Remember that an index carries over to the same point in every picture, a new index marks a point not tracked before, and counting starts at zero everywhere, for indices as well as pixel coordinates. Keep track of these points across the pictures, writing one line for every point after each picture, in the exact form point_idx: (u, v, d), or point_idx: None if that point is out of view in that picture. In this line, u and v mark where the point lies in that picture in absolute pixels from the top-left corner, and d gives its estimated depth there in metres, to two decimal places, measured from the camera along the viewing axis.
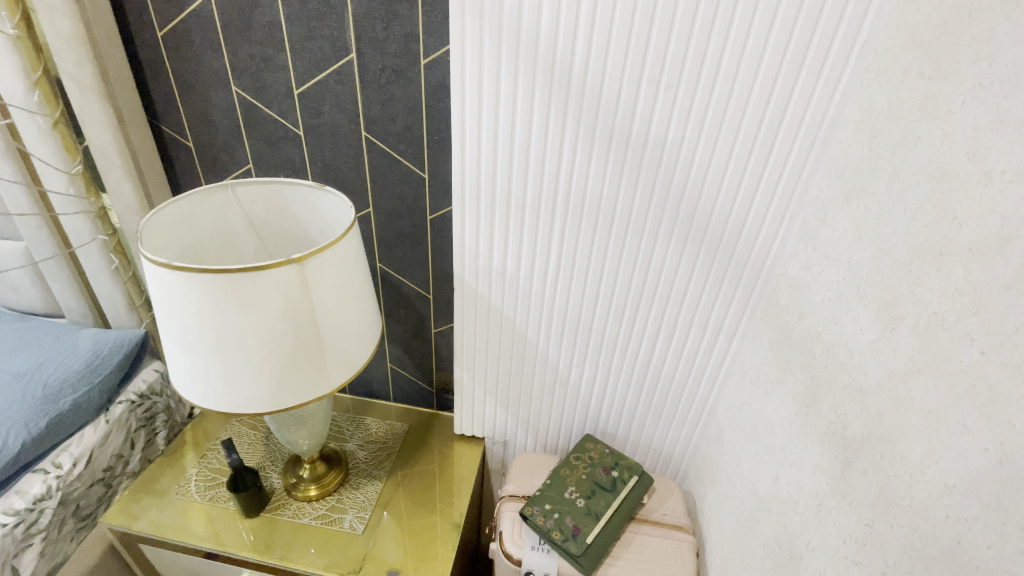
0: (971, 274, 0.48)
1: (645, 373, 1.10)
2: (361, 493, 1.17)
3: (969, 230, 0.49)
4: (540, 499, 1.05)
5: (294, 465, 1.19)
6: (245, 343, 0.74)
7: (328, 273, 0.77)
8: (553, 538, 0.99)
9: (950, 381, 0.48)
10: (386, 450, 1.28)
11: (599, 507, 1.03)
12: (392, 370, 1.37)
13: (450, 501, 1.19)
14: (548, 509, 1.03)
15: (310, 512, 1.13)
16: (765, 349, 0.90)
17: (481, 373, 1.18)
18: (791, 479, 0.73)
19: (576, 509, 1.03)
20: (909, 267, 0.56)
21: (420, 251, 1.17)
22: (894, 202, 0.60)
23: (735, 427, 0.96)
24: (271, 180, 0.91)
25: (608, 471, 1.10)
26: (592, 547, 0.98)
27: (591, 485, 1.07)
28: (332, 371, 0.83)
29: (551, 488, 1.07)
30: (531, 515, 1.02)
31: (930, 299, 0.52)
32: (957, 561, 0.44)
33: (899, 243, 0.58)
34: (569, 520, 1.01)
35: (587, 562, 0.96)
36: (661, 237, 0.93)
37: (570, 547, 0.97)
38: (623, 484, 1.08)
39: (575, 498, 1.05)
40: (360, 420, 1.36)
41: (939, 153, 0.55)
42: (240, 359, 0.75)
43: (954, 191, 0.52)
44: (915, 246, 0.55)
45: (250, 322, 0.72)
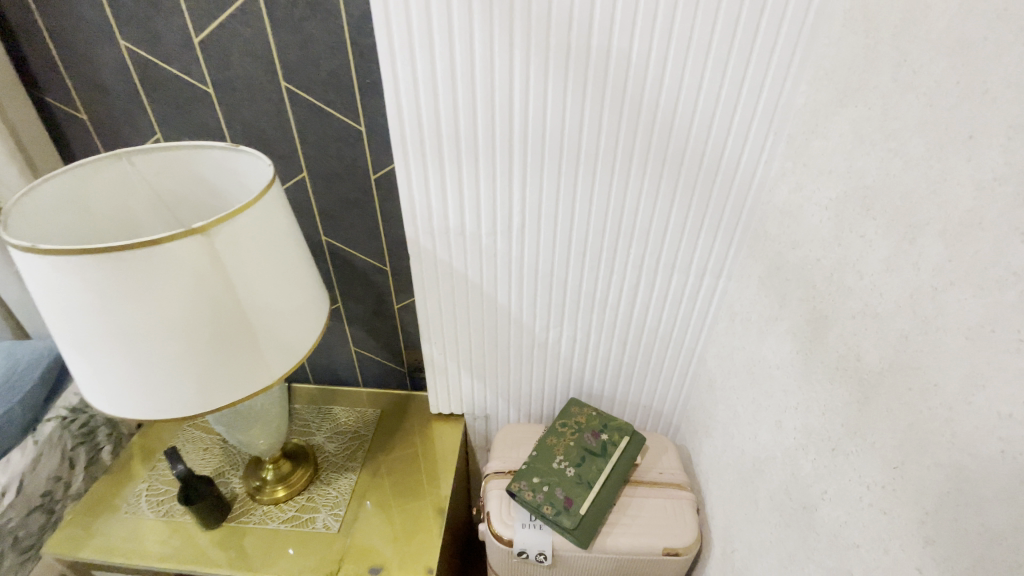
0: (1014, 156, 0.39)
1: (628, 328, 1.02)
2: (333, 488, 1.06)
3: (1006, 103, 0.40)
4: (527, 473, 0.97)
5: (256, 468, 1.07)
6: (154, 338, 0.62)
7: (246, 244, 0.64)
8: (544, 514, 0.92)
9: (994, 290, 0.40)
10: (359, 439, 1.17)
11: (590, 475, 0.96)
12: (356, 352, 1.25)
13: (434, 486, 1.09)
14: (537, 482, 0.96)
15: (278, 516, 1.02)
16: (755, 287, 0.81)
17: (451, 346, 1.08)
18: (797, 425, 0.66)
19: (567, 479, 0.96)
20: (930, 164, 0.47)
21: (368, 217, 1.04)
22: (903, 92, 0.51)
23: (728, 373, 0.89)
24: (173, 146, 0.77)
25: (597, 435, 1.03)
26: (586, 518, 0.91)
27: (580, 452, 1.00)
28: (271, 359, 0.71)
29: (538, 459, 1.00)
30: (518, 491, 0.95)
31: (960, 196, 0.44)
32: (1020, 504, 0.37)
33: (913, 137, 0.49)
34: (560, 492, 0.94)
35: (582, 535, 0.89)
36: (634, 171, 0.82)
37: (563, 521, 0.90)
38: (614, 447, 1.01)
39: (565, 468, 0.98)
40: (327, 411, 1.24)
41: (959, 20, 0.45)
42: (151, 356, 0.63)
43: (983, 62, 0.42)
44: (937, 136, 0.46)
45: (156, 312, 0.60)
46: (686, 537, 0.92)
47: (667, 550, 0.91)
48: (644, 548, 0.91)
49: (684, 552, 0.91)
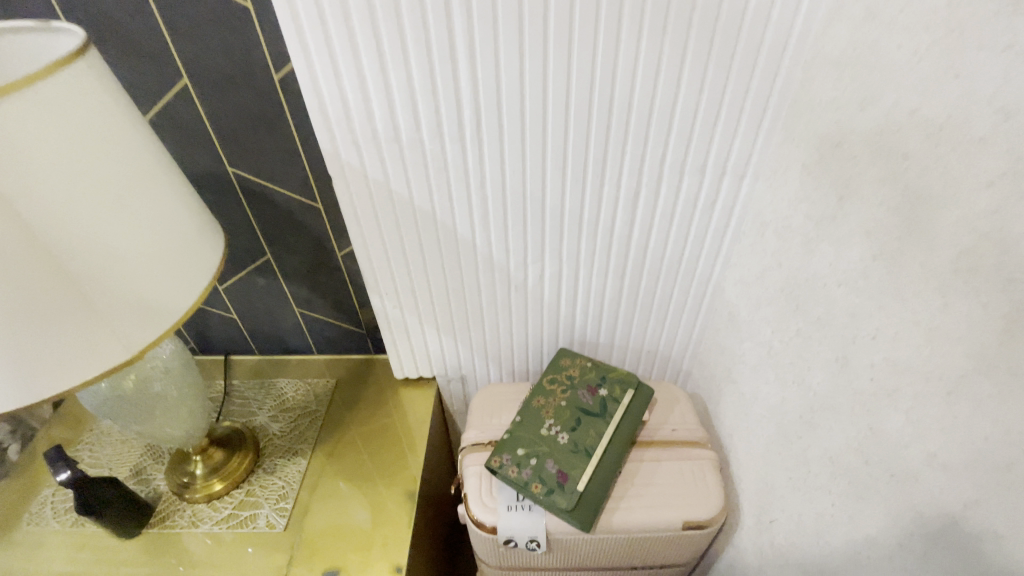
0: None
1: (627, 256, 0.80)
2: (278, 477, 0.87)
3: None
4: (509, 444, 0.79)
5: (183, 459, 0.87)
6: None
7: (30, 146, 0.42)
8: (534, 493, 0.74)
9: None
10: (310, 415, 0.98)
11: (589, 441, 0.78)
12: (301, 313, 1.04)
13: (403, 464, 0.90)
14: (523, 455, 0.77)
15: (210, 517, 0.83)
16: (799, 181, 0.60)
17: (408, 298, 0.86)
18: (874, 362, 0.47)
19: (559, 448, 0.78)
20: None
21: (283, 137, 0.80)
22: None
23: (759, 301, 0.69)
24: None
25: (594, 391, 0.84)
26: (586, 494, 0.73)
27: (574, 413, 0.82)
28: (117, 318, 0.52)
29: (523, 426, 0.81)
30: (499, 467, 0.77)
31: None
32: None
33: None
34: (552, 465, 0.76)
35: (583, 516, 0.72)
36: (626, 30, 0.58)
37: (557, 501, 0.72)
38: (616, 404, 0.82)
39: (556, 435, 0.79)
40: (272, 385, 1.04)
41: None
42: None
43: None
44: None
45: None
46: (710, 506, 0.75)
47: (687, 524, 0.74)
48: (659, 525, 0.74)
49: (708, 525, 0.74)
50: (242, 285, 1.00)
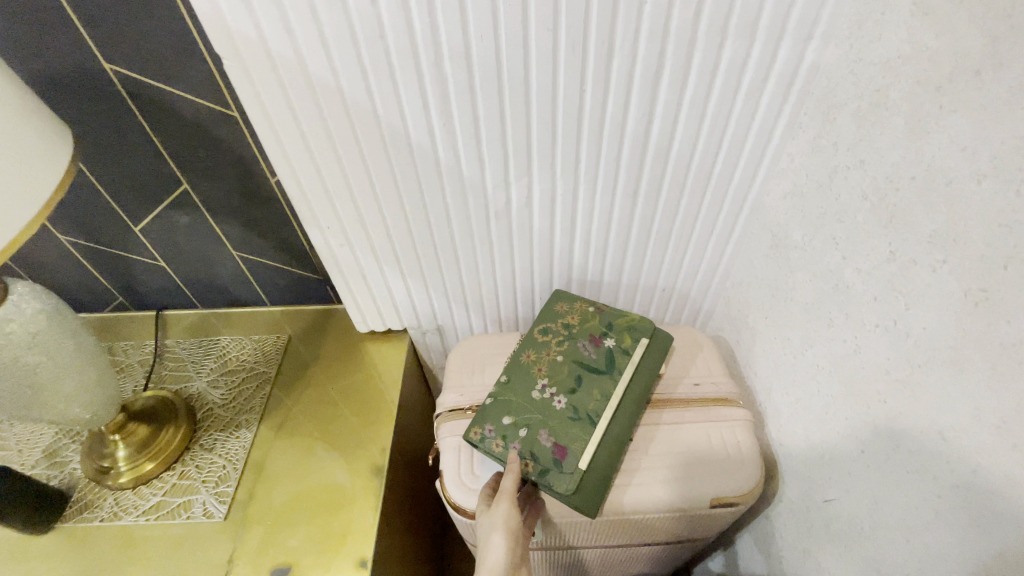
0: None
1: (642, 167, 0.61)
2: (218, 455, 0.73)
3: None
4: (492, 412, 0.63)
5: (99, 440, 0.72)
6: None
7: None
8: (524, 474, 0.58)
9: None
10: (257, 380, 0.83)
11: (592, 405, 0.62)
12: (241, 258, 0.86)
13: (368, 436, 0.76)
14: (509, 425, 0.62)
15: (135, 507, 0.68)
16: (913, 29, 0.40)
17: (360, 235, 0.67)
18: None
19: (556, 416, 0.62)
20: None
21: (170, 15, 0.58)
22: None
23: (826, 218, 0.51)
24: None
25: (598, 343, 0.67)
26: (592, 473, 0.58)
27: (574, 370, 0.65)
28: None
29: (508, 389, 0.65)
30: (480, 442, 0.61)
31: None
32: None
33: None
34: (547, 437, 0.60)
35: (588, 501, 0.57)
36: None
37: (554, 484, 0.57)
38: (625, 358, 0.65)
39: (551, 399, 0.63)
40: (212, 344, 0.88)
41: None
42: None
43: None
44: None
45: None
46: (742, 479, 0.60)
47: (714, 501, 0.59)
48: (680, 504, 0.59)
49: (739, 501, 0.60)
50: (161, 225, 0.81)
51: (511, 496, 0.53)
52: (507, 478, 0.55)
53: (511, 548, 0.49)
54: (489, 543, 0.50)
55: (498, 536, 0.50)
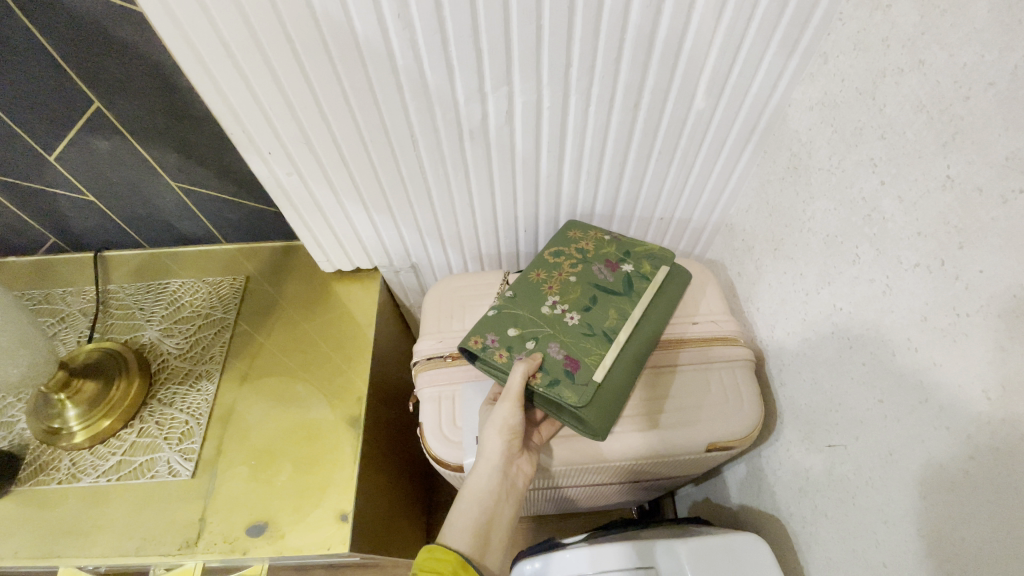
0: None
1: (644, 72, 0.51)
2: (179, 410, 0.67)
3: None
4: (497, 324, 0.57)
5: (45, 399, 0.66)
6: None
7: None
8: (532, 384, 0.52)
9: None
10: (216, 327, 0.75)
11: (609, 323, 0.57)
12: (182, 190, 0.75)
13: (342, 382, 0.71)
14: (516, 337, 0.56)
15: (94, 468, 0.64)
16: None
17: (312, 164, 0.57)
18: None
19: (568, 331, 0.56)
20: None
21: None
22: None
23: (863, 135, 0.43)
24: None
25: (615, 268, 0.62)
26: (604, 389, 0.52)
27: (588, 291, 0.60)
28: None
29: (517, 303, 0.59)
30: (483, 349, 0.55)
31: None
32: None
33: None
34: (558, 350, 0.55)
35: (600, 417, 0.51)
36: None
37: (564, 393, 0.51)
38: (644, 282, 0.60)
39: (565, 314, 0.58)
40: (162, 288, 0.79)
41: None
42: None
43: None
44: None
45: None
46: (741, 423, 0.57)
47: (711, 446, 0.57)
48: (676, 449, 0.57)
49: (737, 445, 0.57)
50: (78, 152, 0.68)
51: (517, 397, 0.51)
52: (514, 377, 0.52)
53: (507, 442, 0.52)
54: (487, 433, 0.52)
55: (491, 431, 0.52)
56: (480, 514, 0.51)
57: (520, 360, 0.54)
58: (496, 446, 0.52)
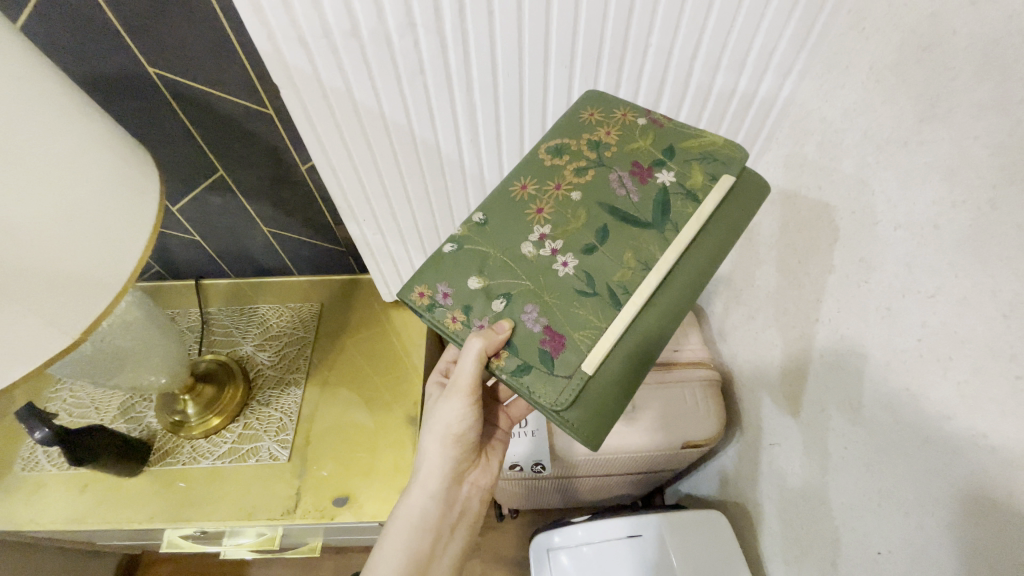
0: None
1: None
2: (274, 409, 0.86)
3: None
4: (454, 272, 0.51)
5: (170, 398, 0.84)
6: None
7: None
8: (493, 368, 0.47)
9: None
10: (298, 343, 0.94)
11: (619, 275, 0.49)
12: (272, 235, 0.95)
13: (399, 389, 0.90)
14: (476, 292, 0.49)
15: (211, 452, 0.82)
16: (862, 90, 0.50)
17: (389, 224, 0.76)
18: (923, 320, 0.42)
19: (554, 286, 0.49)
20: None
21: (206, 29, 0.62)
22: None
23: (788, 224, 0.63)
24: None
25: (644, 181, 0.54)
26: (593, 387, 0.46)
27: (598, 220, 0.52)
28: (54, 304, 0.43)
29: (497, 240, 0.52)
30: (429, 308, 0.49)
31: None
32: None
33: None
34: (536, 320, 0.48)
35: (583, 424, 0.45)
36: None
37: (540, 393, 0.45)
38: (677, 207, 0.52)
39: (555, 264, 0.50)
40: (252, 310, 0.98)
41: None
42: None
43: None
44: None
45: None
46: (708, 426, 0.76)
47: (685, 443, 0.75)
48: (659, 444, 0.75)
49: (705, 442, 0.75)
50: (197, 205, 0.87)
51: (462, 393, 0.55)
52: (467, 357, 0.46)
53: (446, 445, 0.60)
54: (430, 438, 0.60)
55: (431, 439, 0.60)
56: (419, 521, 0.60)
57: (476, 332, 0.48)
58: (437, 450, 0.60)
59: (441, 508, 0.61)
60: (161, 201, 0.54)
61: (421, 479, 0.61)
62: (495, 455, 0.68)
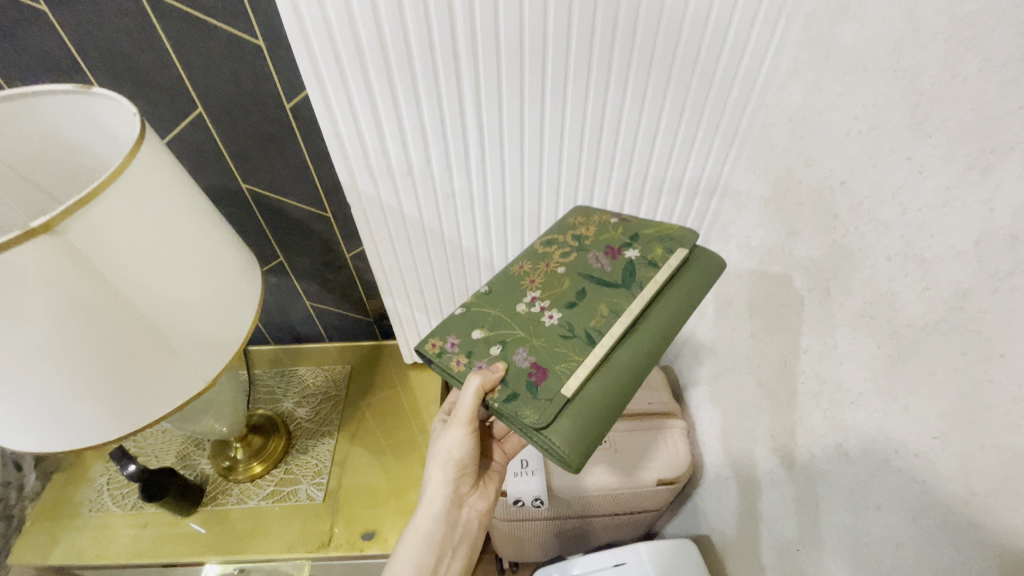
0: None
1: None
2: (312, 456, 1.01)
3: None
4: (462, 328, 0.66)
5: (223, 446, 0.98)
6: (74, 374, 0.50)
7: (135, 220, 0.50)
8: (488, 401, 0.59)
9: None
10: (330, 400, 1.11)
11: (595, 322, 0.63)
12: (314, 308, 1.12)
13: (416, 440, 1.07)
14: (477, 342, 0.64)
15: (256, 493, 0.95)
16: (757, 207, 0.72)
17: (417, 299, 0.98)
18: (804, 368, 0.61)
19: (540, 334, 0.63)
20: (976, 87, 0.39)
21: (291, 157, 0.84)
22: None
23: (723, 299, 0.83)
24: (6, 94, 0.56)
25: (616, 254, 0.70)
26: (573, 406, 0.56)
27: (578, 284, 0.67)
28: (196, 359, 0.60)
29: (497, 304, 0.68)
30: (440, 355, 0.64)
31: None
32: None
33: (935, 62, 0.43)
34: (526, 359, 0.61)
35: (563, 438, 0.54)
36: (611, 78, 0.67)
37: (527, 413, 0.56)
38: (640, 270, 0.67)
39: (543, 317, 0.65)
40: (291, 373, 1.16)
41: None
42: (64, 381, 0.50)
43: None
44: (999, 54, 0.38)
45: (39, 340, 0.46)
46: (678, 465, 0.91)
47: (659, 479, 0.90)
48: (634, 480, 0.89)
49: (676, 479, 0.90)
50: None
51: (464, 423, 0.63)
52: (467, 391, 0.59)
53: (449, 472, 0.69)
54: (433, 466, 0.69)
55: (434, 466, 0.70)
56: (424, 542, 0.69)
57: (475, 372, 0.60)
58: (439, 476, 0.69)
59: (444, 528, 0.70)
60: (262, 284, 0.72)
61: (427, 502, 0.70)
62: (491, 480, 0.77)
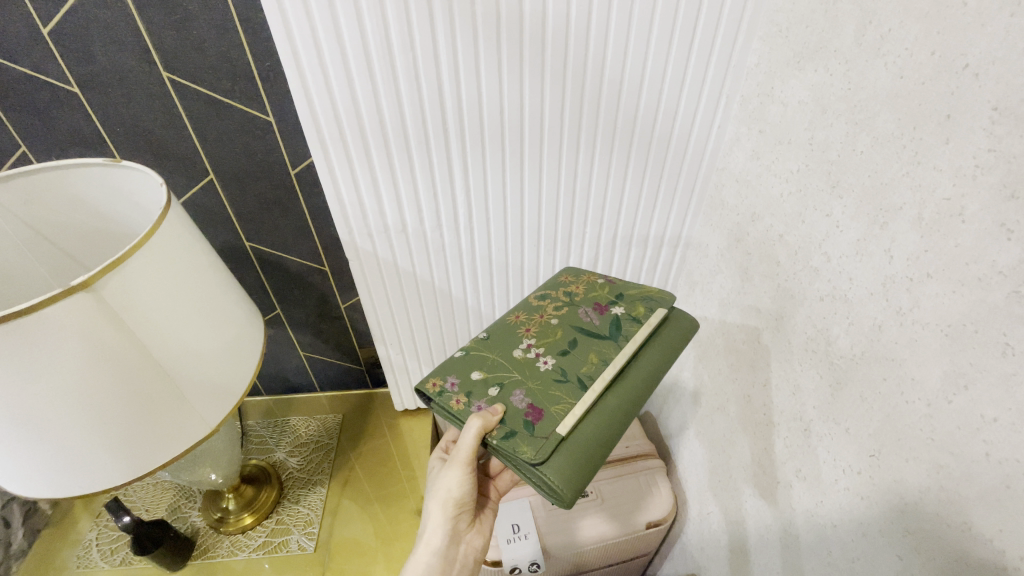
0: (980, 158, 0.38)
1: None
2: (303, 506, 1.02)
3: (979, 106, 0.38)
4: (462, 370, 0.71)
5: (215, 498, 0.99)
6: (94, 419, 0.54)
7: (159, 278, 0.56)
8: (488, 439, 0.63)
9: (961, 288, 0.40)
10: (321, 449, 1.13)
11: (585, 368, 0.69)
12: (308, 357, 1.15)
13: (406, 487, 1.08)
14: (476, 382, 0.69)
15: (247, 545, 0.95)
16: (715, 257, 0.81)
17: (409, 347, 1.03)
18: (765, 400, 0.67)
19: (536, 377, 0.69)
20: (870, 159, 0.48)
21: (294, 217, 0.92)
22: (870, 78, 0.48)
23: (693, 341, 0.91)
24: (47, 166, 0.63)
25: (604, 310, 0.77)
26: (564, 446, 0.61)
27: (569, 334, 0.74)
28: (202, 406, 0.64)
29: (496, 349, 0.74)
30: (440, 393, 0.68)
31: (914, 195, 0.43)
32: (960, 503, 0.40)
33: (839, 138, 0.52)
34: (523, 400, 0.66)
35: (557, 474, 0.59)
36: (582, 149, 0.77)
37: (523, 449, 0.60)
38: (625, 324, 0.74)
39: (538, 362, 0.71)
40: (283, 423, 1.18)
41: (931, 16, 0.42)
42: (83, 426, 0.53)
43: (946, 71, 0.40)
44: (880, 134, 0.47)
45: (67, 386, 0.50)
46: (662, 505, 0.94)
47: (647, 523, 0.93)
48: (625, 527, 0.92)
49: (664, 520, 0.93)
50: None
51: (462, 463, 0.67)
52: (468, 433, 0.62)
53: (450, 508, 0.72)
54: (434, 502, 0.72)
55: (434, 501, 0.73)
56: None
57: (476, 413, 0.64)
58: (439, 512, 0.72)
59: (441, 564, 0.72)
60: (264, 335, 0.77)
61: (427, 537, 0.72)
62: (485, 518, 0.80)
